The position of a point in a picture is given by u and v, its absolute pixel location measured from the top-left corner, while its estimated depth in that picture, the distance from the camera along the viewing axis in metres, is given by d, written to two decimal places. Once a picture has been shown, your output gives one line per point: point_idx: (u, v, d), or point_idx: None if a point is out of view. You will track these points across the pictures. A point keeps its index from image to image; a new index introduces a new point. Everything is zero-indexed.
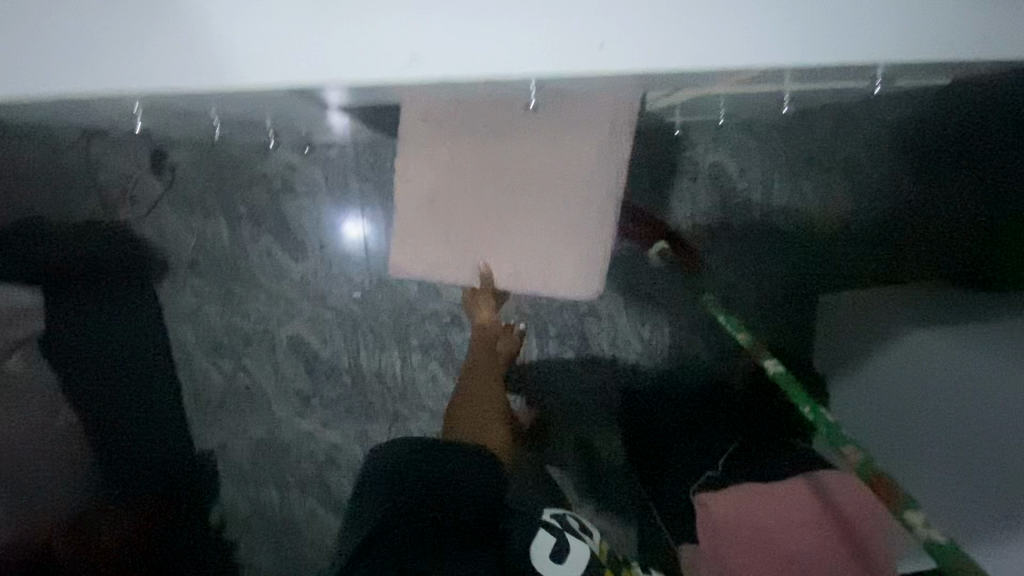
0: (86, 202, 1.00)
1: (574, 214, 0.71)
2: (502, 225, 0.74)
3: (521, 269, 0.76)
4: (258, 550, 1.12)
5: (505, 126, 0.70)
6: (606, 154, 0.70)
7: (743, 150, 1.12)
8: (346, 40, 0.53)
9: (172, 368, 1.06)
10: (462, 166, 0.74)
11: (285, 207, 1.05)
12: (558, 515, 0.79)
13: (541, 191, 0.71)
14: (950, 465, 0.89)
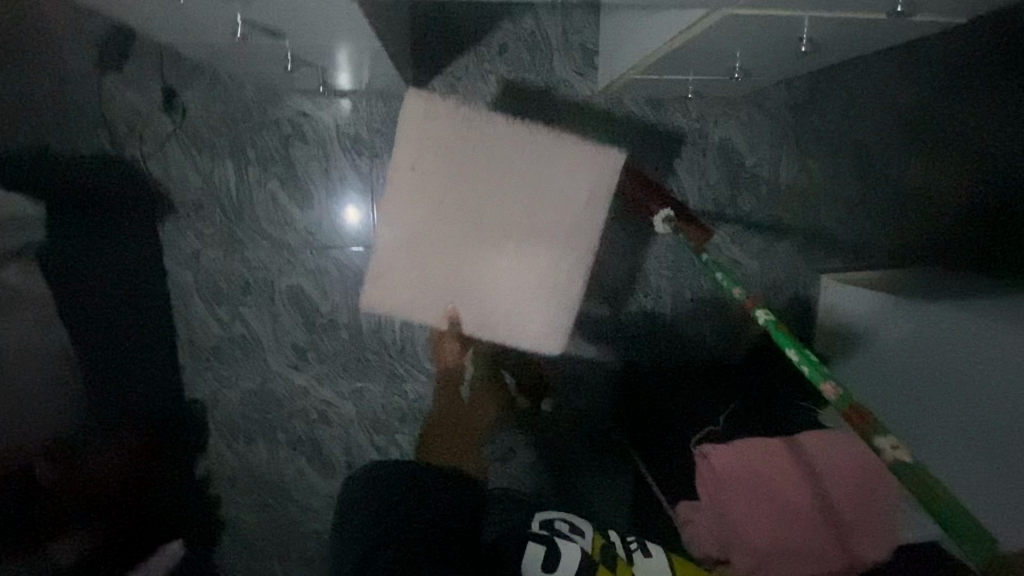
0: (94, 134, 0.98)
1: (541, 270, 1.03)
2: (481, 279, 1.02)
3: (478, 307, 1.03)
4: (245, 502, 1.12)
5: (501, 189, 0.98)
6: (567, 223, 1.01)
7: (753, 126, 1.13)
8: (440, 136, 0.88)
9: (170, 313, 1.04)
10: (451, 226, 0.98)
11: (294, 153, 1.04)
12: (550, 518, 0.76)
13: (518, 246, 1.00)
14: (950, 435, 0.80)
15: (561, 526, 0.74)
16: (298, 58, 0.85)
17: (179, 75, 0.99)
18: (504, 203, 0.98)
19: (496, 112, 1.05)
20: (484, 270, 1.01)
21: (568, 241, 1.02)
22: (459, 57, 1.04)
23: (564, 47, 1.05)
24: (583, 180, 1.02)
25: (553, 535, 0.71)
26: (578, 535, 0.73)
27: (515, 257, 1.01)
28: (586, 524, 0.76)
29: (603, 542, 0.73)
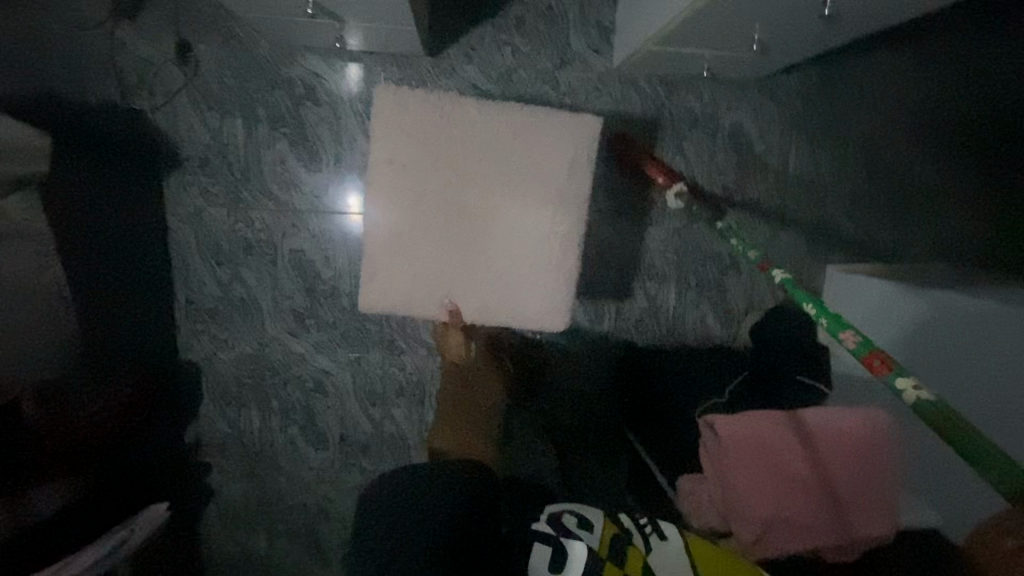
0: (106, 87, 0.98)
1: (540, 239, 0.87)
2: (475, 260, 0.87)
3: (494, 283, 0.87)
4: (233, 472, 1.08)
5: (477, 154, 0.85)
6: (570, 174, 0.87)
7: (764, 113, 1.13)
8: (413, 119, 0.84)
9: (170, 271, 1.02)
10: (427, 209, 0.85)
11: (305, 114, 1.02)
12: (555, 512, 0.64)
13: (509, 211, 0.86)
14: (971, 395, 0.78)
15: (567, 522, 0.63)
16: (318, 5, 0.80)
17: (194, 28, 0.99)
18: (482, 171, 0.86)
19: (508, 86, 1.06)
20: (480, 250, 0.87)
21: (564, 198, 0.87)
22: (474, 27, 1.04)
23: (581, 24, 1.06)
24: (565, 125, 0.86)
25: (561, 531, 0.61)
26: (586, 531, 0.62)
27: (511, 228, 0.87)
28: (595, 513, 0.65)
29: (613, 534, 0.63)
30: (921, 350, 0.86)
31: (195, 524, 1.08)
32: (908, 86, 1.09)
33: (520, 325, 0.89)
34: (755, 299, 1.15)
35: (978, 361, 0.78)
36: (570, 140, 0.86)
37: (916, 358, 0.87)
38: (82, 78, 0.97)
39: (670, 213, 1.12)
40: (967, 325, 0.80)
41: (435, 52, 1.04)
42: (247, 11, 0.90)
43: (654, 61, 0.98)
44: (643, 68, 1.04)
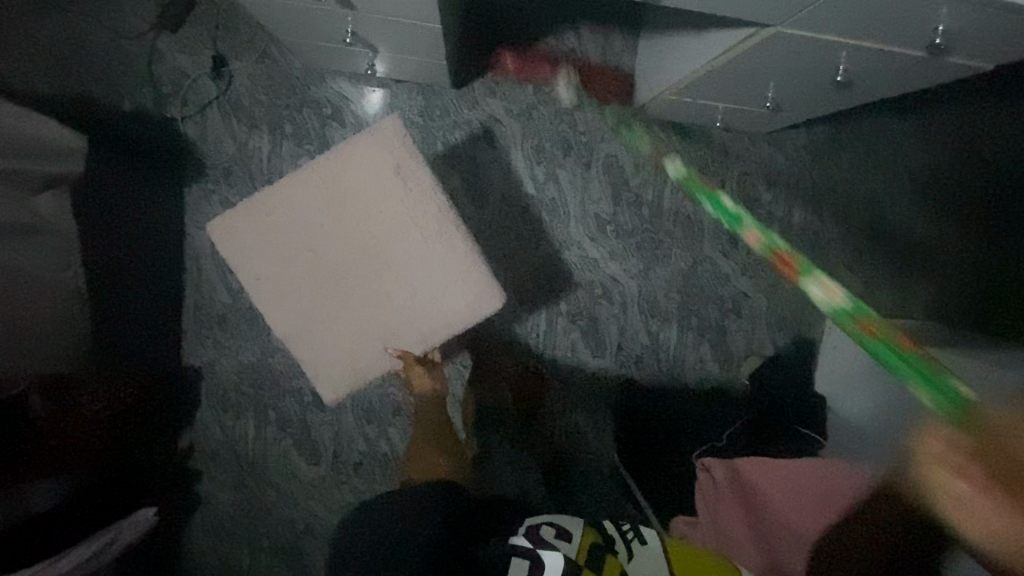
0: (141, 94, 1.02)
1: (421, 237, 0.75)
2: (386, 301, 0.76)
3: (410, 310, 0.76)
4: (223, 481, 1.07)
5: (321, 222, 0.75)
6: (403, 182, 0.74)
7: (772, 165, 1.17)
8: (260, 233, 0.76)
9: (183, 275, 1.03)
10: (313, 291, 0.76)
11: (330, 133, 1.05)
12: (537, 522, 0.61)
13: (379, 243, 0.75)
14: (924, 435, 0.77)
15: (546, 530, 0.59)
16: (356, 34, 0.83)
17: (231, 46, 1.03)
18: (337, 220, 0.75)
19: (529, 121, 1.10)
20: (382, 285, 0.76)
21: (416, 191, 0.74)
22: (499, 63, 1.08)
23: (602, 68, 1.10)
24: (369, 142, 0.74)
25: (539, 538, 0.58)
26: (564, 540, 0.59)
27: (395, 244, 0.75)
28: (575, 523, 0.62)
29: (592, 541, 0.60)
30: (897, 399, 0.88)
31: (176, 532, 1.06)
32: (908, 149, 1.13)
33: (461, 327, 0.76)
34: (754, 343, 1.17)
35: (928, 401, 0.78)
36: (385, 141, 0.74)
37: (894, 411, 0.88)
38: (119, 83, 1.01)
39: (676, 253, 1.15)
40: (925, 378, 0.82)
41: (461, 84, 1.08)
42: (285, 35, 0.94)
43: (670, 109, 1.02)
44: (660, 113, 1.08)
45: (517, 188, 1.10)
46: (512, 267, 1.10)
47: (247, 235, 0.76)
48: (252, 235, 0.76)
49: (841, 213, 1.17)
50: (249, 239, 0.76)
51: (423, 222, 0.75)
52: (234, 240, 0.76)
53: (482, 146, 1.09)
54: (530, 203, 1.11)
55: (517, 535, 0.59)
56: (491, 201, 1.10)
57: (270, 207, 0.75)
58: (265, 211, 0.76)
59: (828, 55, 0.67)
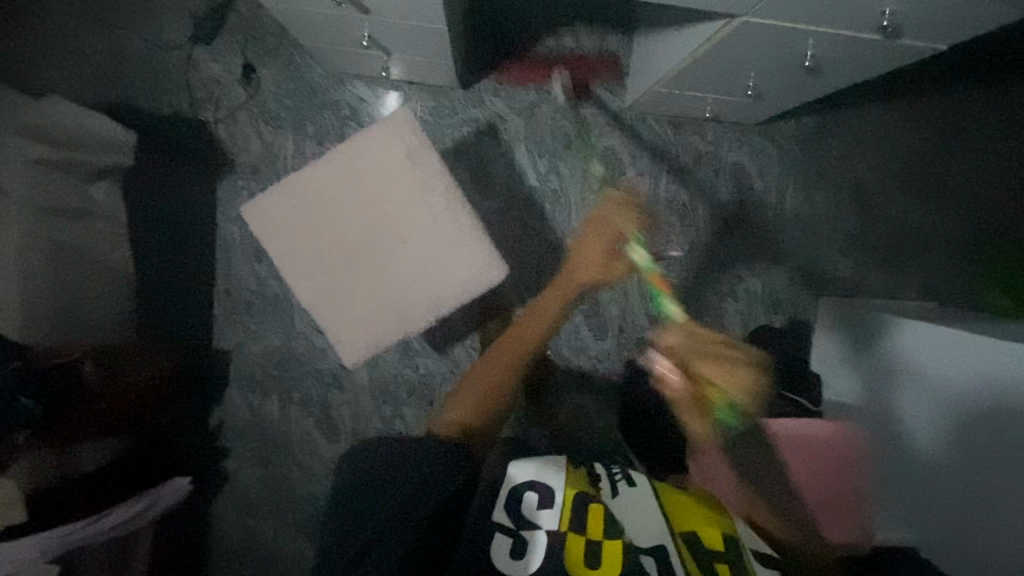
0: (177, 99, 1.11)
1: (432, 217, 0.83)
2: (400, 274, 0.84)
3: (423, 283, 0.84)
4: (249, 457, 1.14)
5: (340, 201, 0.83)
6: (415, 166, 0.83)
7: (765, 155, 1.22)
8: (285, 212, 0.84)
9: (214, 263, 1.12)
10: (334, 267, 0.84)
11: (348, 133, 1.14)
12: (521, 482, 0.65)
13: (393, 222, 0.84)
14: (956, 434, 0.84)
15: (529, 499, 0.64)
16: (372, 38, 0.92)
17: (258, 53, 1.12)
18: (354, 203, 0.83)
19: (532, 117, 1.17)
20: (396, 260, 0.84)
21: (427, 174, 0.83)
22: (503, 65, 1.17)
23: (599, 67, 1.18)
24: (384, 130, 0.82)
25: (520, 514, 0.63)
26: (547, 507, 0.63)
27: (408, 223, 0.84)
28: (558, 481, 0.66)
29: (579, 493, 0.65)
30: (918, 387, 0.93)
31: (205, 506, 1.13)
32: (891, 139, 1.20)
33: (467, 297, 0.85)
34: (750, 326, 1.22)
35: (968, 407, 0.83)
36: (399, 130, 0.82)
37: (911, 393, 0.94)
38: (157, 90, 1.11)
39: (674, 240, 1.21)
40: (965, 373, 0.85)
41: (467, 85, 1.17)
42: (308, 43, 1.04)
43: (663, 101, 1.09)
44: (654, 107, 1.15)
45: (521, 180, 1.18)
46: (517, 254, 1.17)
47: (273, 214, 0.84)
48: (278, 214, 0.84)
49: (831, 199, 1.22)
50: (276, 218, 0.84)
51: (435, 205, 0.83)
52: (262, 219, 0.84)
53: (489, 142, 1.17)
54: (533, 194, 1.18)
55: (498, 509, 0.63)
56: (497, 192, 1.17)
57: (294, 188, 0.83)
58: (291, 193, 0.83)
59: (794, 40, 0.73)
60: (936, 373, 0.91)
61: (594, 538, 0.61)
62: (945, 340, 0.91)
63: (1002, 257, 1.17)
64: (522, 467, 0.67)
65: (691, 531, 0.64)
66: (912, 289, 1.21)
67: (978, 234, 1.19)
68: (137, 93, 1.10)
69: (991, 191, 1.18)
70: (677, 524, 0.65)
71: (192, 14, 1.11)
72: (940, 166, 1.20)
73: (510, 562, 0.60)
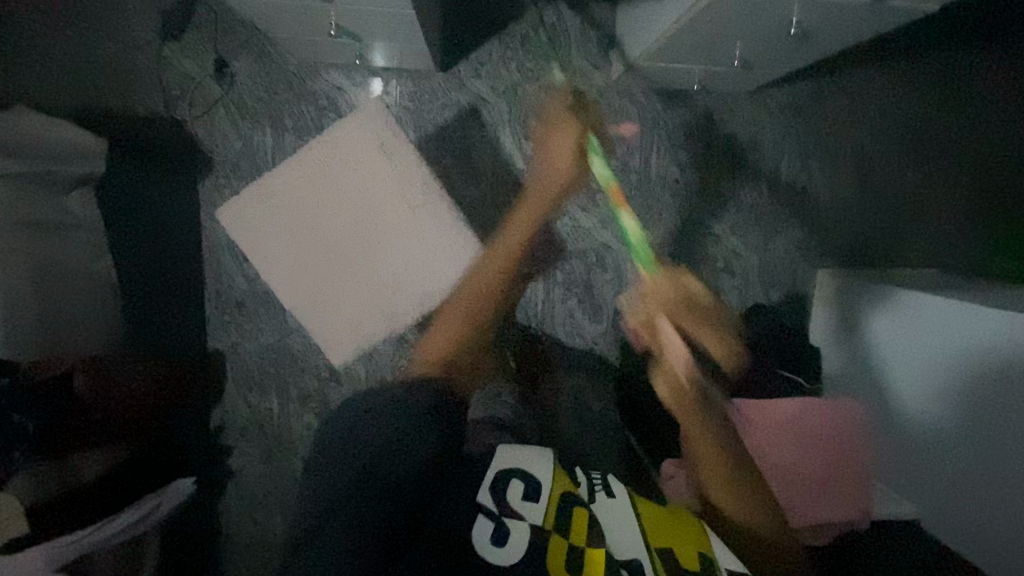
0: (151, 99, 1.09)
1: (411, 211, 0.83)
2: (384, 270, 0.84)
3: (406, 277, 0.84)
4: (253, 454, 1.15)
5: (316, 200, 0.82)
6: (389, 160, 0.82)
7: (757, 125, 1.19)
8: (262, 215, 0.83)
9: (203, 265, 1.11)
10: (316, 267, 0.84)
11: (327, 124, 1.11)
12: (510, 471, 0.66)
13: (372, 219, 0.83)
14: (960, 405, 0.84)
15: (515, 487, 0.65)
16: (341, 27, 0.89)
17: (230, 46, 1.09)
18: (332, 201, 0.83)
19: (516, 98, 1.14)
20: (378, 257, 0.84)
21: (403, 167, 0.82)
22: (482, 45, 1.13)
23: (582, 42, 1.14)
24: (356, 126, 0.81)
25: (506, 502, 0.63)
26: (532, 501, 0.64)
27: (387, 219, 0.83)
28: (546, 478, 0.67)
29: (564, 493, 0.66)
30: (911, 358, 0.93)
31: (214, 502, 1.14)
32: (888, 101, 1.16)
33: (452, 289, 0.84)
34: (748, 300, 1.21)
35: (968, 375, 0.83)
36: (371, 124, 0.81)
37: (904, 365, 0.94)
38: (130, 91, 1.08)
39: (667, 217, 1.18)
40: (953, 339, 0.86)
41: (447, 67, 1.13)
42: (278, 34, 1.01)
43: (649, 75, 1.05)
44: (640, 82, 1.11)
45: (508, 163, 1.15)
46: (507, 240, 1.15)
47: (249, 218, 0.83)
48: (254, 217, 0.83)
49: (828, 167, 1.19)
50: (252, 221, 0.83)
51: (414, 199, 0.83)
52: (239, 222, 0.83)
53: (472, 126, 1.14)
54: (520, 177, 1.15)
55: (483, 491, 0.63)
56: (484, 176, 1.14)
57: (267, 190, 0.82)
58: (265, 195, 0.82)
59: (778, 8, 0.70)
60: (924, 357, 0.90)
61: (575, 544, 0.60)
62: (930, 308, 0.91)
63: (1005, 218, 1.14)
64: (513, 458, 0.68)
65: (667, 547, 0.64)
66: (914, 256, 1.18)
67: (983, 195, 1.15)
68: (110, 95, 1.07)
69: (997, 149, 1.14)
70: (651, 539, 0.65)
71: (159, 9, 1.07)
72: (941, 127, 1.16)
73: (493, 548, 0.59)
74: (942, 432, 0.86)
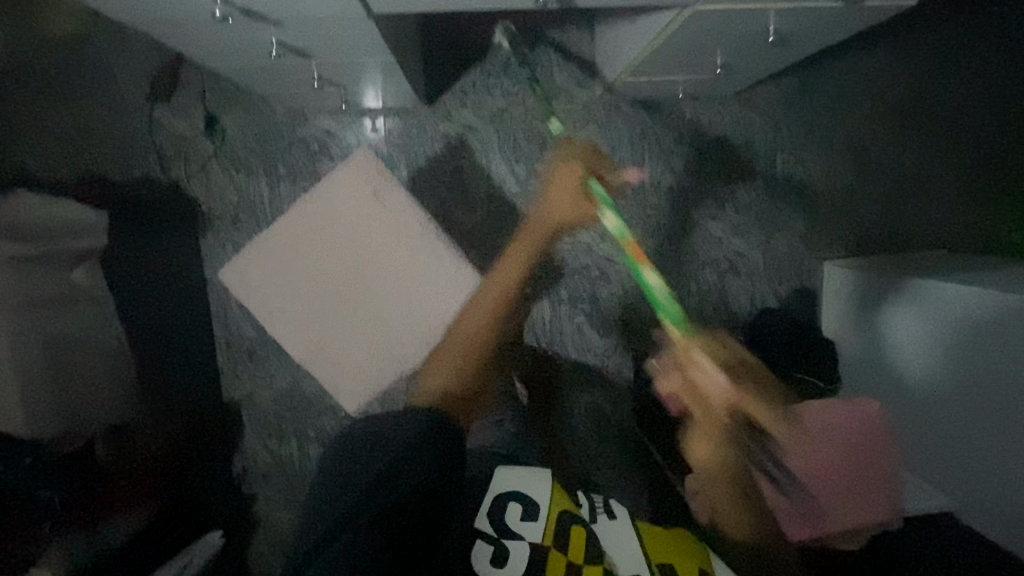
0: (147, 162, 1.11)
1: (408, 253, 0.84)
2: (385, 313, 0.84)
3: (408, 319, 0.84)
4: (277, 501, 1.14)
5: (311, 251, 0.83)
6: (381, 205, 0.84)
7: (747, 124, 1.18)
8: (259, 268, 0.84)
9: (210, 317, 1.12)
10: (319, 315, 0.84)
11: (321, 168, 1.13)
12: (503, 497, 0.67)
13: (369, 265, 0.84)
14: (963, 392, 0.85)
15: (512, 510, 0.65)
16: (324, 76, 0.91)
17: (218, 102, 1.11)
18: (331, 250, 0.84)
19: (503, 121, 1.14)
20: (378, 301, 0.84)
21: (396, 211, 0.84)
22: (465, 74, 1.14)
23: (563, 60, 1.14)
24: (346, 176, 0.83)
25: (503, 525, 0.64)
26: (531, 522, 0.64)
27: (384, 263, 0.84)
28: (544, 498, 0.66)
29: (561, 511, 0.65)
30: (922, 344, 0.93)
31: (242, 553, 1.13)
32: (876, 87, 1.16)
33: None
34: (756, 299, 1.20)
35: (977, 363, 0.83)
36: (360, 173, 0.83)
37: (915, 352, 0.95)
38: (124, 156, 1.10)
39: (667, 223, 1.18)
40: (963, 327, 0.86)
41: (432, 100, 1.14)
42: (263, 88, 1.03)
43: (633, 88, 1.06)
44: (624, 95, 1.12)
45: (502, 188, 1.15)
46: None
47: (247, 272, 0.84)
48: (251, 271, 0.84)
49: (823, 159, 1.18)
50: (251, 276, 0.84)
51: (408, 241, 0.84)
52: (239, 278, 0.84)
53: (463, 155, 1.15)
54: (515, 200, 1.15)
55: (481, 516, 0.64)
56: (480, 202, 1.15)
57: (264, 244, 0.83)
58: (261, 249, 0.83)
59: (753, 19, 0.71)
60: (928, 343, 0.92)
61: (574, 561, 0.60)
62: (943, 296, 0.90)
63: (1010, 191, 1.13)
64: (509, 483, 0.68)
65: (667, 563, 0.64)
66: (923, 237, 1.17)
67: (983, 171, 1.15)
68: (106, 161, 1.09)
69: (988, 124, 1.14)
70: (651, 555, 0.65)
71: (145, 73, 1.09)
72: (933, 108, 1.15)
73: (492, 568, 0.60)
74: (951, 419, 0.87)
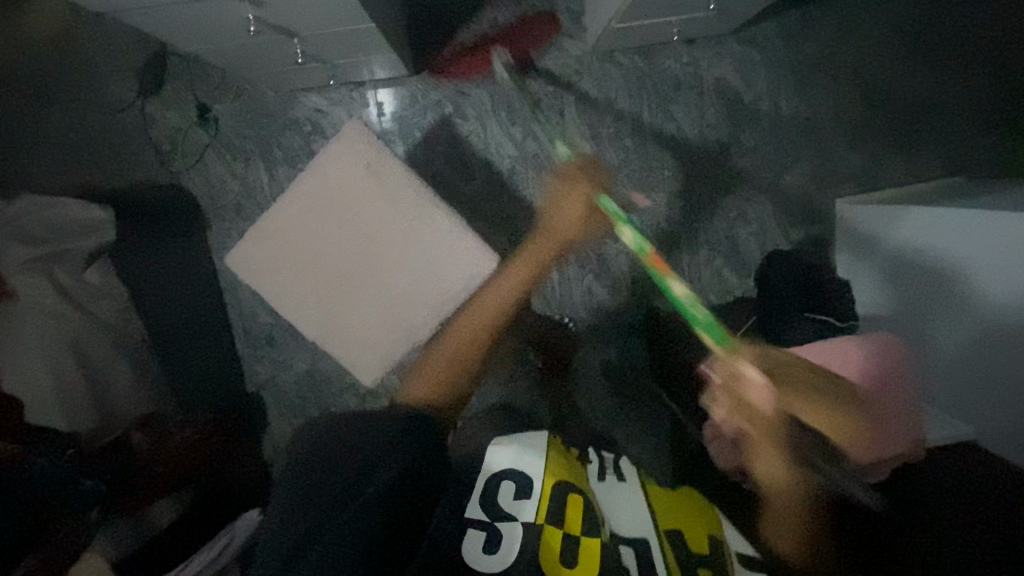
0: (144, 158, 1.11)
1: (409, 224, 0.84)
2: (392, 287, 0.85)
3: (415, 290, 0.85)
4: None
5: (316, 230, 0.84)
6: (376, 176, 0.83)
7: (748, 63, 1.13)
8: (265, 252, 0.85)
9: (224, 306, 1.15)
10: (327, 295, 0.86)
11: (316, 148, 1.12)
12: (496, 479, 0.72)
13: (372, 240, 0.85)
14: (982, 314, 0.84)
15: (507, 488, 0.71)
16: (307, 53, 0.89)
17: (209, 92, 1.11)
18: (331, 227, 0.84)
19: (495, 83, 1.12)
20: (385, 275, 0.85)
21: (392, 182, 0.83)
22: (453, 39, 1.11)
23: (551, 14, 1.11)
24: (338, 150, 0.82)
25: (495, 506, 0.69)
26: (524, 499, 0.69)
27: (386, 236, 0.84)
28: (535, 472, 0.71)
29: (555, 484, 0.70)
30: (936, 275, 0.92)
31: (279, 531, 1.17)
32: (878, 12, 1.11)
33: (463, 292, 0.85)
34: (767, 245, 1.17)
35: (1000, 284, 0.82)
36: (352, 146, 0.82)
37: (930, 284, 0.93)
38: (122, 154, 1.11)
39: (671, 174, 1.15)
40: (981, 250, 0.85)
41: (421, 68, 1.12)
42: (251, 74, 1.02)
43: (625, 36, 1.02)
44: (617, 44, 1.08)
45: (499, 154, 1.13)
46: (513, 228, 1.14)
47: (253, 256, 0.85)
48: (258, 254, 0.85)
49: (831, 93, 1.14)
50: (257, 260, 0.85)
51: (409, 212, 0.84)
52: (245, 263, 0.85)
53: (456, 123, 1.13)
54: (514, 164, 1.13)
55: (471, 506, 0.70)
56: (478, 170, 1.13)
57: (269, 228, 0.84)
58: (265, 233, 0.84)
59: None
60: (958, 263, 0.88)
61: (570, 532, 0.66)
62: (956, 221, 0.88)
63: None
64: (502, 460, 0.74)
65: (676, 529, 0.67)
66: (938, 165, 1.13)
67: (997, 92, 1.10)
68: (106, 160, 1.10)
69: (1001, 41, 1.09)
70: (662, 521, 0.69)
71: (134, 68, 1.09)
72: (940, 30, 1.10)
73: (483, 558, 0.64)
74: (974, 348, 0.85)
